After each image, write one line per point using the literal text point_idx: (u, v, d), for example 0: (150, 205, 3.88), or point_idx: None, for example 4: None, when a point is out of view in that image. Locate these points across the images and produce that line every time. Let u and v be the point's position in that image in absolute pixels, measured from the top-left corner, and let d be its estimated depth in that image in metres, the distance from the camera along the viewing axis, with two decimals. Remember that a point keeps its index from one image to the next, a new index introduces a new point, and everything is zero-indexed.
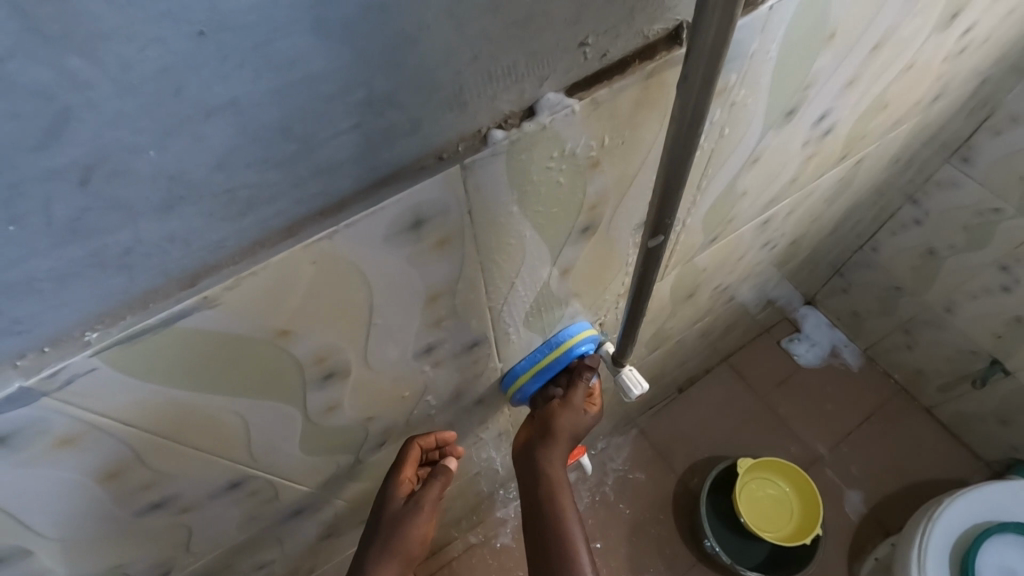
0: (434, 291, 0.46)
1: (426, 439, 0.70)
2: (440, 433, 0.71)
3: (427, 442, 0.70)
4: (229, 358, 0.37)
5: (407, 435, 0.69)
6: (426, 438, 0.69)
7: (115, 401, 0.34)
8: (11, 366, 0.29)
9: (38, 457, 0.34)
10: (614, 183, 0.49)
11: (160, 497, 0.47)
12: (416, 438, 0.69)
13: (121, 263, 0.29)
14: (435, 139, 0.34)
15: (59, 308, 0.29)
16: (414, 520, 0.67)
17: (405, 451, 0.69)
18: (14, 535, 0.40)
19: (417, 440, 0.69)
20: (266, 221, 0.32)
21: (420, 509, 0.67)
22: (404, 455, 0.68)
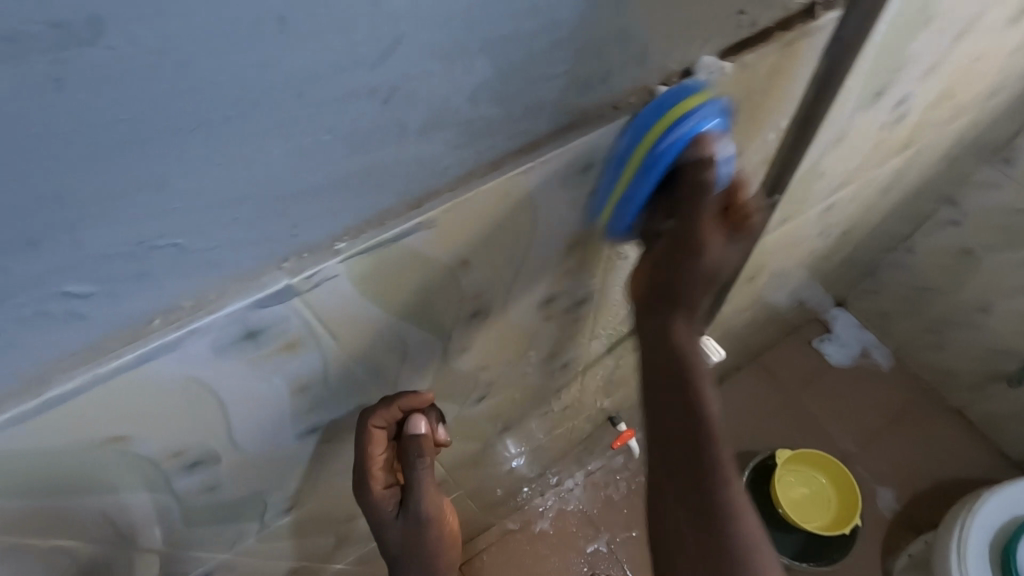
0: (573, 239, 0.51)
1: (381, 419, 0.54)
2: (399, 400, 0.54)
3: (384, 421, 0.54)
4: (421, 282, 0.43)
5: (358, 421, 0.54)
6: (381, 422, 0.54)
7: (335, 311, 0.40)
8: (279, 266, 0.34)
9: (268, 358, 0.39)
10: (731, 148, 0.54)
11: (319, 420, 0.52)
12: (369, 424, 0.54)
13: (377, 179, 0.34)
14: (616, 89, 0.40)
15: (326, 216, 0.34)
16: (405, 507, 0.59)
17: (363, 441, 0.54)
18: (216, 440, 0.45)
19: (371, 428, 0.54)
20: (482, 153, 0.37)
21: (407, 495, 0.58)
22: (363, 453, 0.55)
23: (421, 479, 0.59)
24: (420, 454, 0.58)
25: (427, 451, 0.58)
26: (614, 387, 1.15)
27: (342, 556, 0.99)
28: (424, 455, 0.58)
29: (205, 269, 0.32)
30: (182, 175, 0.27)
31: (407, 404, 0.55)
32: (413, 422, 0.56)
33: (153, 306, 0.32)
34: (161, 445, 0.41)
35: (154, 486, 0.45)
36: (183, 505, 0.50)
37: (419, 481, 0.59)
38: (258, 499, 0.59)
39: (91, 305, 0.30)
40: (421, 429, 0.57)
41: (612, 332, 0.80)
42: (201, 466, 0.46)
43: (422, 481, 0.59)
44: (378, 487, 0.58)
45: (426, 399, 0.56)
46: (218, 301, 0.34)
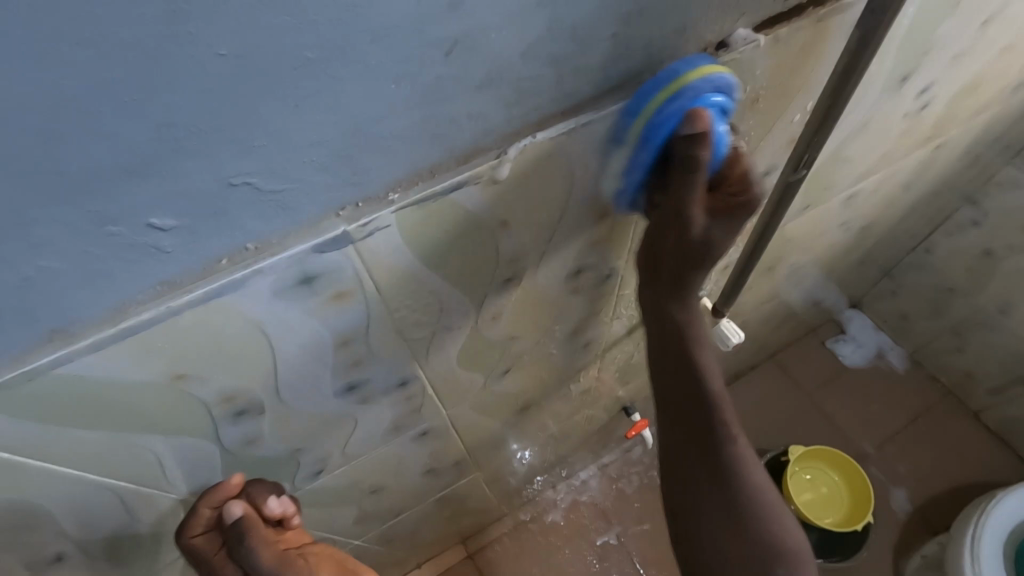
0: (606, 209, 0.53)
1: (201, 520, 0.55)
2: (203, 500, 0.55)
3: (203, 526, 0.55)
4: (464, 241, 0.44)
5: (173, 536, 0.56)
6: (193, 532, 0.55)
7: (384, 263, 0.41)
8: (337, 214, 0.36)
9: (319, 306, 0.42)
10: (761, 125, 0.55)
11: (357, 379, 0.54)
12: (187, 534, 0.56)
13: (436, 134, 0.36)
14: (656, 57, 0.41)
15: (385, 167, 0.36)
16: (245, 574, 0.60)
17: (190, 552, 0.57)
18: (263, 389, 0.47)
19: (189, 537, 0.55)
20: (528, 113, 0.39)
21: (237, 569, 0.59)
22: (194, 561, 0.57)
23: (261, 561, 0.58)
24: (251, 535, 0.57)
25: (254, 528, 0.57)
26: (632, 375, 1.16)
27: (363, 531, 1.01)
28: (251, 536, 0.56)
29: (273, 212, 0.34)
30: (270, 111, 0.29)
31: (210, 500, 0.55)
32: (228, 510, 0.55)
33: (224, 244, 0.34)
34: (214, 388, 0.43)
35: (202, 433, 0.47)
36: (227, 456, 0.53)
37: (258, 561, 0.58)
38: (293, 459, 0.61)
39: (171, 239, 0.32)
40: (237, 512, 0.55)
41: (634, 313, 0.82)
42: (247, 415, 0.49)
43: (258, 558, 0.58)
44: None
45: (234, 487, 0.55)
46: (280, 244, 0.36)
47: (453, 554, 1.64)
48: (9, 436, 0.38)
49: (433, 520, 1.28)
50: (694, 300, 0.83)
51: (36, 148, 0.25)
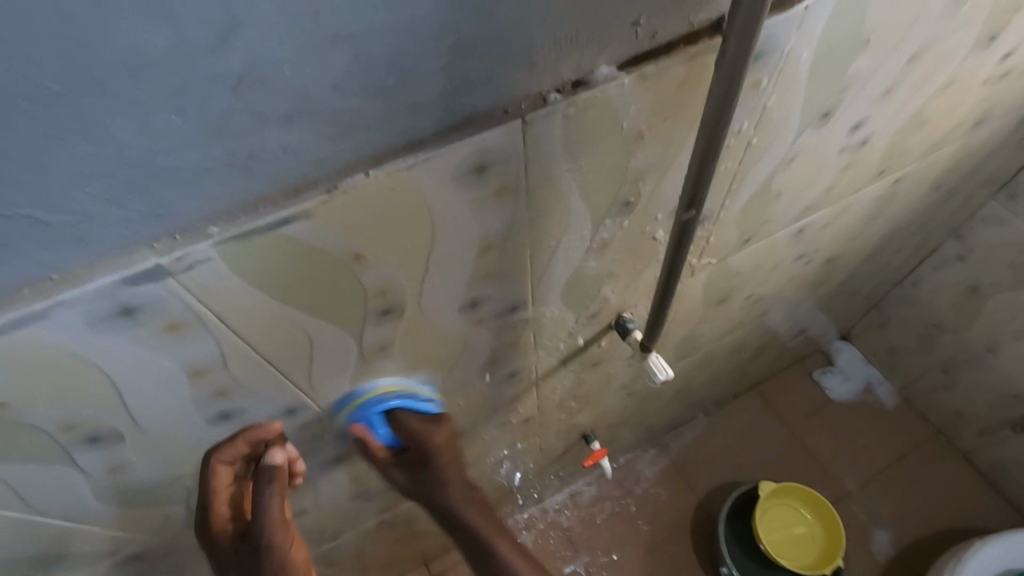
0: (486, 243, 0.51)
1: (229, 453, 0.56)
2: (243, 435, 0.56)
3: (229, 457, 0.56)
4: (314, 275, 0.43)
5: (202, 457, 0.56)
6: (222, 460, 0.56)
7: (218, 295, 0.40)
8: (149, 246, 0.36)
9: (153, 337, 0.41)
10: (656, 160, 0.54)
11: (231, 408, 0.53)
12: (214, 458, 0.56)
13: (246, 165, 0.35)
14: (504, 92, 0.40)
15: (194, 200, 0.35)
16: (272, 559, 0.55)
17: (212, 477, 0.57)
18: (113, 416, 0.46)
19: (217, 460, 0.56)
20: (361, 146, 0.38)
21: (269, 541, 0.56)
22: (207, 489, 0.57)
23: (268, 510, 0.56)
24: (271, 484, 0.57)
25: (277, 479, 0.57)
26: (587, 402, 1.14)
27: (300, 551, 1.00)
28: (272, 481, 0.57)
29: (67, 243, 0.33)
30: (28, 145, 0.29)
31: (252, 436, 0.57)
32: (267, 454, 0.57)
33: (19, 275, 0.34)
34: (49, 414, 0.42)
35: (53, 458, 0.47)
36: (93, 481, 0.52)
37: (267, 508, 0.56)
38: (181, 484, 0.60)
39: None
40: (277, 459, 0.57)
41: (564, 343, 0.80)
42: (102, 442, 0.48)
43: (268, 505, 0.56)
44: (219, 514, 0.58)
45: (274, 429, 0.57)
46: (85, 276, 0.35)
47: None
48: None
49: (384, 542, 1.26)
50: (626, 331, 0.82)
51: None
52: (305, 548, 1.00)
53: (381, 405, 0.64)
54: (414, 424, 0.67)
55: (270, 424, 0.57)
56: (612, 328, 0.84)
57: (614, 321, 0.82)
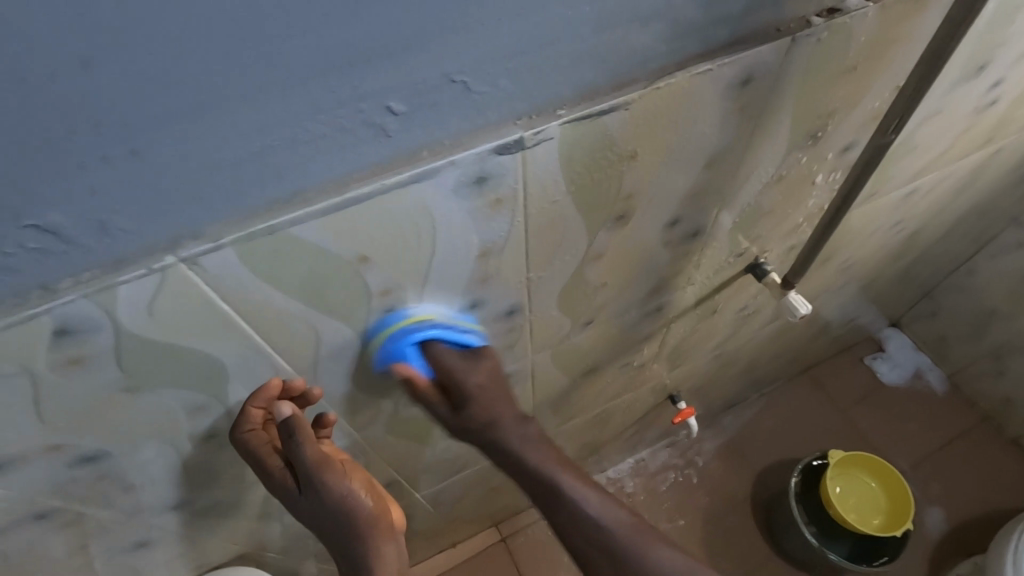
0: (711, 158, 0.59)
1: (250, 419, 0.56)
2: (252, 398, 0.55)
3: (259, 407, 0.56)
4: (599, 167, 0.51)
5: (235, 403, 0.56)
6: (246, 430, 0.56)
7: (538, 175, 0.48)
8: (515, 121, 0.44)
9: (481, 208, 0.48)
10: (852, 95, 0.62)
11: (480, 298, 0.60)
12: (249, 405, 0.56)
13: (603, 56, 0.43)
14: (781, 13, 0.48)
15: (558, 84, 0.43)
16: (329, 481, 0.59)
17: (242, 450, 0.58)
18: (413, 288, 0.53)
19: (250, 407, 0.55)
20: (674, 50, 0.46)
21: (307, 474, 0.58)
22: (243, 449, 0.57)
23: (304, 459, 0.58)
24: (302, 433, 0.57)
25: (299, 425, 0.56)
26: (684, 360, 1.21)
27: (425, 483, 1.07)
28: (301, 431, 0.57)
29: (470, 110, 0.41)
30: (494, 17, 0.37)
31: (266, 393, 0.56)
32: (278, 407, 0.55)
33: (429, 137, 0.41)
34: (382, 276, 0.50)
35: (357, 324, 0.54)
36: (363, 356, 0.60)
37: (302, 455, 0.58)
38: (406, 376, 0.68)
39: (397, 122, 0.39)
40: (288, 411, 0.55)
41: (705, 282, 0.88)
42: (392, 314, 0.55)
43: (301, 451, 0.58)
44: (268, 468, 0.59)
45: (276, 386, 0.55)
46: (469, 143, 0.43)
47: (486, 536, 1.68)
48: (243, 300, 0.44)
49: (479, 491, 1.33)
50: (761, 274, 0.89)
51: (345, 18, 0.33)
52: (430, 480, 1.07)
53: (416, 333, 0.57)
54: (454, 361, 0.62)
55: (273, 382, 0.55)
56: (745, 273, 0.91)
57: (749, 265, 0.90)
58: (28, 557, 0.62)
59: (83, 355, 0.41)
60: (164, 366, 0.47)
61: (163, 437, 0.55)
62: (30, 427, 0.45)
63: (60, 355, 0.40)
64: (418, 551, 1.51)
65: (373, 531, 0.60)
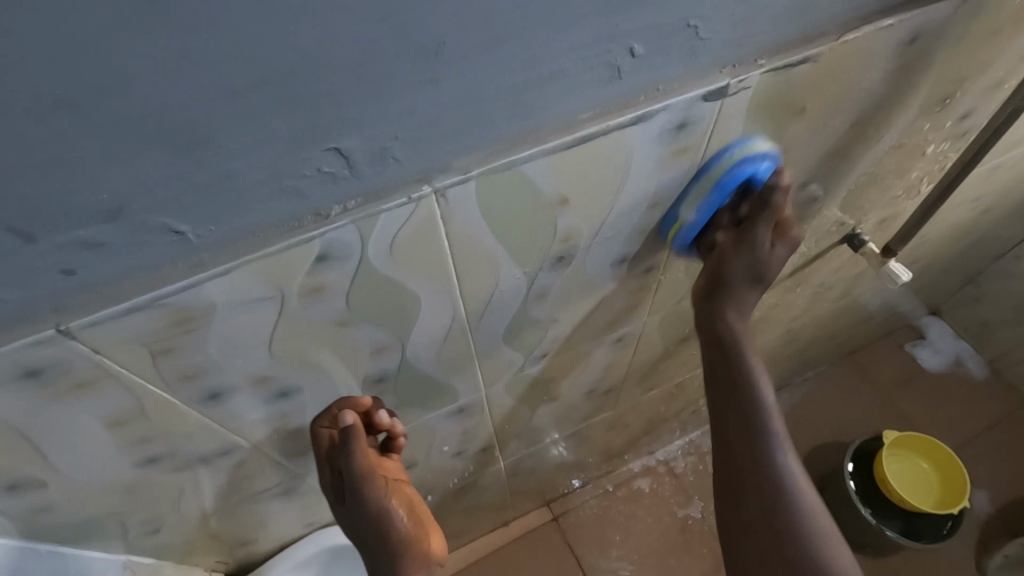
0: (858, 118, 0.62)
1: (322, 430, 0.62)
2: (337, 401, 0.61)
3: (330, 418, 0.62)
4: (771, 121, 0.54)
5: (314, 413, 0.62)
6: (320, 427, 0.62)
7: (724, 126, 0.51)
8: (720, 70, 0.47)
9: (670, 157, 0.51)
10: (989, 59, 0.64)
11: (631, 251, 0.63)
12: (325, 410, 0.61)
13: (807, 9, 0.46)
14: None
15: (764, 35, 0.46)
16: (376, 492, 0.68)
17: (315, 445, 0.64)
18: (586, 236, 0.56)
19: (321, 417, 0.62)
20: (861, 7, 0.49)
21: (361, 481, 0.67)
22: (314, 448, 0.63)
23: (354, 468, 0.65)
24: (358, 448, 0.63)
25: (357, 441, 0.62)
26: (756, 336, 1.24)
27: (513, 449, 1.10)
28: (356, 450, 0.62)
29: (689, 57, 0.44)
30: None
31: (343, 403, 0.61)
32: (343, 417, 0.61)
33: (649, 81, 0.44)
34: (569, 221, 0.53)
35: (531, 271, 0.57)
36: (522, 306, 0.63)
37: (354, 465, 0.65)
38: (544, 330, 0.71)
39: (631, 65, 0.42)
40: (350, 420, 0.60)
41: (804, 252, 0.90)
42: (561, 263, 0.58)
43: (355, 463, 0.65)
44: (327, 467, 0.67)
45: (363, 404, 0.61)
46: (680, 89, 0.46)
47: (540, 514, 1.66)
48: (461, 237, 0.47)
49: (550, 463, 1.36)
50: (859, 244, 0.91)
51: None
52: (517, 446, 1.10)
53: None
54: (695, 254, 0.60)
55: (357, 398, 0.61)
56: (839, 243, 0.94)
57: (845, 235, 0.92)
58: (196, 498, 0.65)
59: (326, 282, 0.44)
60: (377, 302, 0.50)
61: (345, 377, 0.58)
62: (258, 356, 0.48)
63: (309, 281, 0.43)
64: (479, 526, 1.54)
65: (406, 551, 0.70)
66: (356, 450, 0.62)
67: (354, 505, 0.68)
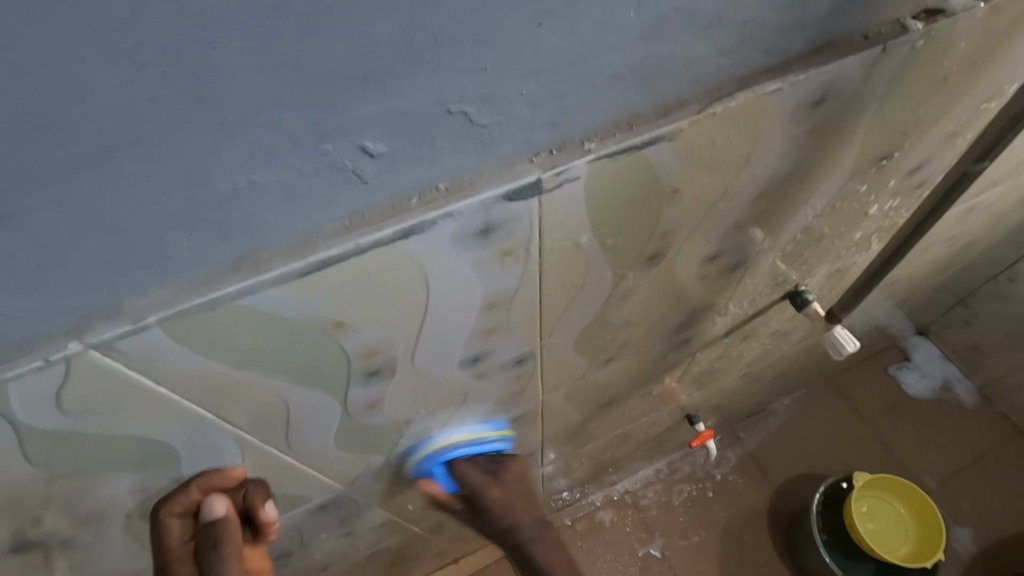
0: (767, 188, 0.49)
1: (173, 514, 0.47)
2: (196, 480, 0.47)
3: (183, 506, 0.47)
4: (631, 208, 0.41)
5: (150, 509, 0.47)
6: (173, 510, 0.46)
7: (557, 220, 0.39)
8: (531, 159, 0.34)
9: (486, 262, 0.39)
10: (939, 111, 0.51)
11: (483, 350, 0.51)
12: (164, 511, 0.47)
13: (648, 74, 0.33)
14: (873, 16, 0.38)
15: (589, 111, 0.33)
16: None
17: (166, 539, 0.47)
18: (402, 348, 0.44)
19: (165, 515, 0.47)
20: (735, 67, 0.36)
21: None
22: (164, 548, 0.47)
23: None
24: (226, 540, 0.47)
25: (230, 533, 0.47)
26: (709, 384, 1.11)
27: (427, 514, 0.98)
28: (227, 538, 0.47)
29: (473, 146, 0.32)
30: (508, 27, 0.27)
31: (208, 483, 0.47)
32: (209, 502, 0.47)
33: (418, 180, 0.32)
34: (361, 341, 0.41)
35: (336, 389, 0.45)
36: (346, 419, 0.50)
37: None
38: (399, 431, 0.58)
39: (375, 167, 0.30)
40: (218, 507, 0.47)
41: (740, 312, 0.77)
42: (378, 376, 0.46)
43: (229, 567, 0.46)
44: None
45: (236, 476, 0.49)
46: (471, 187, 0.33)
47: None
48: (181, 378, 0.36)
49: None
50: (802, 303, 0.78)
51: (295, 43, 0.23)
52: (431, 512, 0.99)
53: None
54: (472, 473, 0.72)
55: (230, 469, 0.49)
56: (783, 298, 0.80)
57: (789, 292, 0.78)
58: None
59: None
60: (87, 450, 0.38)
61: (107, 510, 0.47)
62: None
63: None
64: None
65: None
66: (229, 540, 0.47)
67: None
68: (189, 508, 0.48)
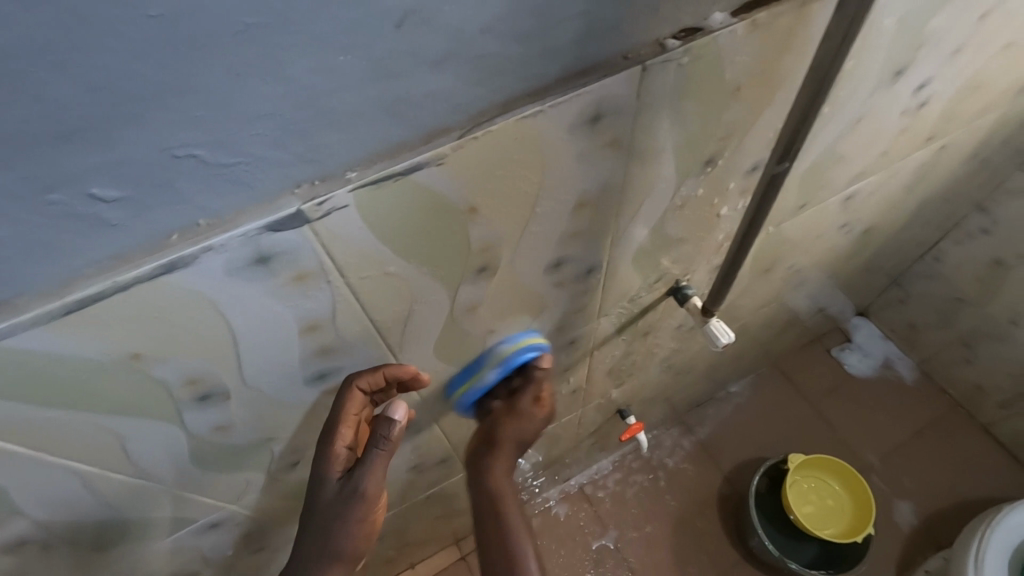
0: (583, 198, 0.51)
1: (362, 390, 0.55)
2: (388, 368, 0.56)
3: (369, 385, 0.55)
4: (428, 228, 0.44)
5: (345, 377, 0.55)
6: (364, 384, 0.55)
7: (345, 244, 0.41)
8: (292, 192, 0.36)
9: (280, 288, 0.41)
10: (746, 116, 0.54)
11: (328, 366, 0.53)
12: (354, 383, 0.55)
13: (391, 108, 0.35)
14: (627, 40, 0.41)
15: (341, 144, 0.36)
16: (360, 508, 0.57)
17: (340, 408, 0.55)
18: (227, 372, 0.46)
19: (357, 387, 0.55)
20: (492, 93, 0.38)
21: (359, 495, 0.56)
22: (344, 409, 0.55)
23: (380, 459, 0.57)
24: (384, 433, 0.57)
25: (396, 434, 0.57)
26: (629, 380, 1.13)
27: None
28: (390, 439, 0.57)
29: (222, 184, 0.34)
30: (209, 81, 0.29)
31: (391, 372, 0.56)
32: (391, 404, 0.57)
33: (174, 220, 0.34)
34: (172, 369, 0.42)
35: (168, 415, 0.47)
36: (196, 442, 0.52)
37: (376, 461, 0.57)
38: (266, 449, 0.59)
39: (117, 211, 0.32)
40: (398, 412, 0.57)
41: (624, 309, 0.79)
42: (213, 400, 0.48)
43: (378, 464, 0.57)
44: (339, 445, 0.56)
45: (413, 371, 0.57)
46: (232, 222, 0.36)
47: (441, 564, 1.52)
48: None
49: (425, 521, 1.19)
50: (684, 297, 0.81)
51: None
52: None
53: None
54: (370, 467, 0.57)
55: (408, 367, 0.57)
56: (668, 295, 0.83)
57: (671, 288, 0.81)
58: None
59: None
60: None
61: None
62: None
63: None
64: None
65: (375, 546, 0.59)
66: (389, 442, 0.57)
67: (343, 504, 0.56)
68: (361, 396, 0.56)
